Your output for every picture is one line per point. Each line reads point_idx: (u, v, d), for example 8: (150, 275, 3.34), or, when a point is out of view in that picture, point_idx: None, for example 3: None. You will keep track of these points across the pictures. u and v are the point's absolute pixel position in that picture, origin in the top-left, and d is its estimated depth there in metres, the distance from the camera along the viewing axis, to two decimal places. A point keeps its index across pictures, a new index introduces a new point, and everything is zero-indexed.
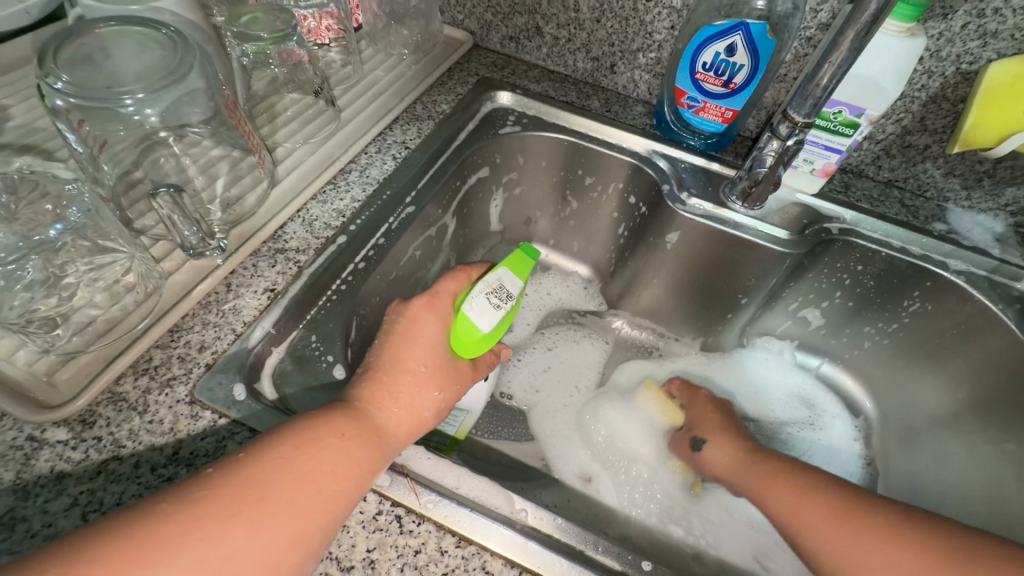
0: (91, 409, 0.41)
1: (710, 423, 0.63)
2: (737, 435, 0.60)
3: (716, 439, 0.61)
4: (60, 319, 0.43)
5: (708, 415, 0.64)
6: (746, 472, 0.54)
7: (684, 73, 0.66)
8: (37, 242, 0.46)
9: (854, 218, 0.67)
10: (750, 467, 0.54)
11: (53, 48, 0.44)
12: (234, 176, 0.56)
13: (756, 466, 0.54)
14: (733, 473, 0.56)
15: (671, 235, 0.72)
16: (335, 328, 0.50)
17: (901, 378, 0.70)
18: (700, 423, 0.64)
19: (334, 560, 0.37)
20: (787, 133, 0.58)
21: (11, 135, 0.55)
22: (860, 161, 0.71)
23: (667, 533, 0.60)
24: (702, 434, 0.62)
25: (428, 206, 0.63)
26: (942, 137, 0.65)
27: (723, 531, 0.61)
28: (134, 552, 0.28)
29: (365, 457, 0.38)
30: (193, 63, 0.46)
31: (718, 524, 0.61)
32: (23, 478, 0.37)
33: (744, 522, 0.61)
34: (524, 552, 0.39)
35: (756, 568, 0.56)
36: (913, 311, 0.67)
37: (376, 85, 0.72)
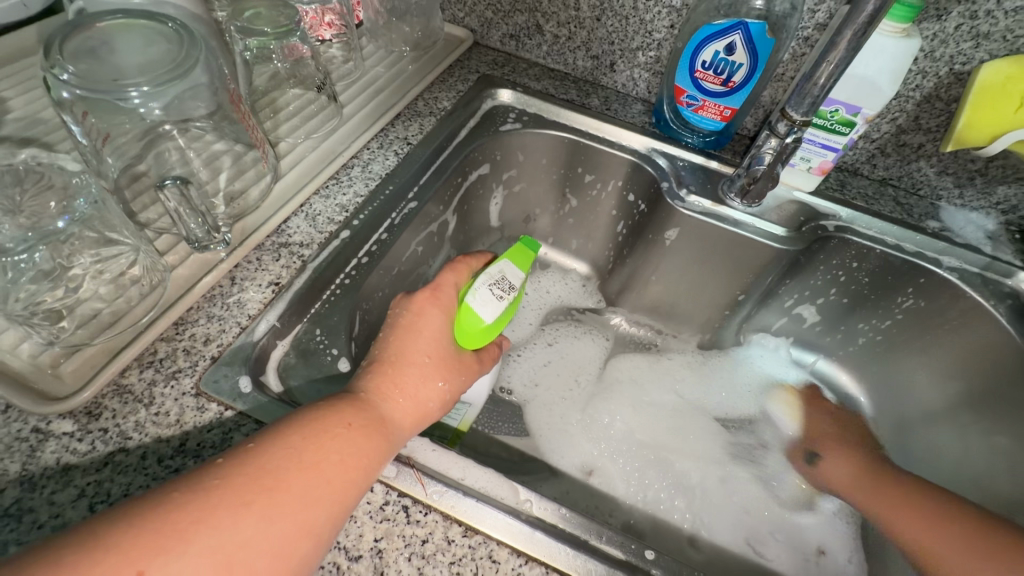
0: (97, 401, 0.41)
1: (826, 442, 0.71)
2: (855, 452, 0.68)
3: (831, 455, 0.69)
4: (65, 312, 0.43)
5: (825, 432, 0.72)
6: (856, 482, 0.63)
7: (683, 71, 0.66)
8: (45, 233, 0.44)
9: (850, 216, 0.68)
10: (862, 477, 0.62)
11: (59, 40, 0.44)
12: (237, 170, 0.56)
13: (866, 480, 0.62)
14: (845, 484, 0.64)
15: (670, 232, 0.73)
16: (338, 322, 0.50)
17: (895, 373, 0.71)
18: (822, 441, 0.71)
19: (341, 549, 0.38)
20: (785, 131, 0.59)
21: (11, 128, 0.55)
22: (855, 160, 0.72)
23: (668, 518, 0.63)
24: (820, 449, 0.70)
25: (430, 202, 0.63)
26: (936, 136, 0.66)
27: (720, 514, 0.64)
28: (148, 539, 0.29)
29: (372, 448, 0.38)
30: (198, 58, 0.46)
31: (718, 509, 0.64)
32: (29, 470, 0.37)
33: (739, 507, 0.65)
34: (530, 541, 0.39)
35: (747, 552, 0.61)
36: (907, 307, 0.68)
37: (378, 82, 0.72)
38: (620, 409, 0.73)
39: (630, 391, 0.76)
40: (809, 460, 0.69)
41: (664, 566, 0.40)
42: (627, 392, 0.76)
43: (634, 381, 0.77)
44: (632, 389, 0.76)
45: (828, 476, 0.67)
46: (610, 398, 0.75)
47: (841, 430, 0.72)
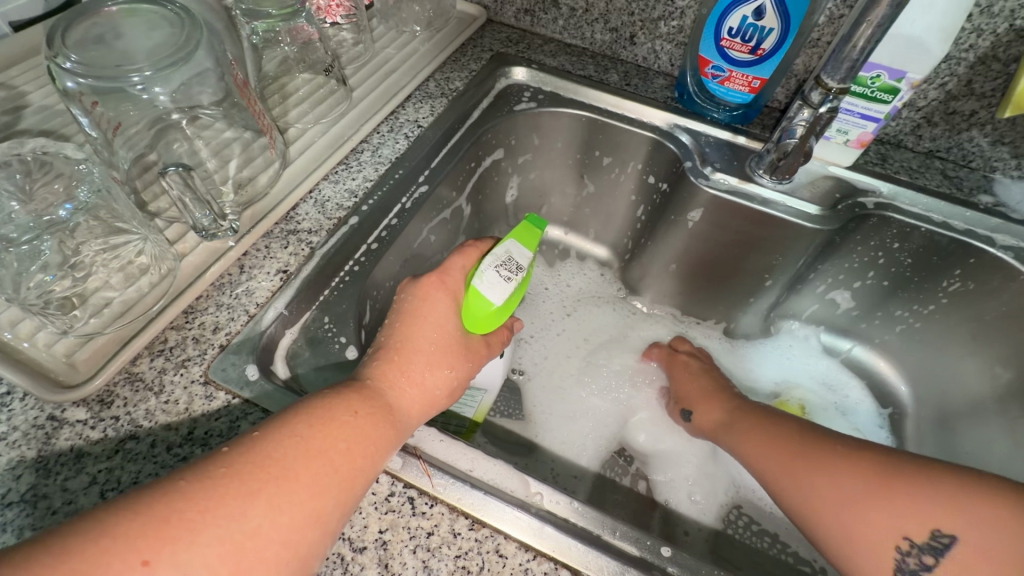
0: (108, 389, 0.41)
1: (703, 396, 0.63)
2: (751, 412, 0.57)
3: (703, 406, 0.62)
4: (76, 300, 0.43)
5: (689, 382, 0.66)
6: (732, 434, 0.56)
7: (708, 40, 0.62)
8: (48, 222, 0.46)
9: (892, 192, 0.63)
10: (787, 450, 0.48)
11: (62, 29, 0.44)
12: (247, 158, 0.55)
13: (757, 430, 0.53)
14: (719, 434, 0.58)
15: (693, 213, 0.69)
16: (347, 309, 0.49)
17: (940, 360, 0.66)
18: (684, 393, 0.66)
19: (346, 540, 0.37)
20: (819, 100, 0.54)
21: (31, 121, 0.56)
22: (899, 131, 0.66)
23: (632, 486, 0.63)
24: (690, 404, 0.64)
25: (442, 185, 0.61)
26: (991, 102, 0.60)
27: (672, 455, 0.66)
28: (157, 527, 0.29)
29: (379, 436, 0.37)
30: (200, 40, 0.45)
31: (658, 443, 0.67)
32: (45, 456, 0.38)
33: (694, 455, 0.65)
34: (540, 536, 0.38)
35: (687, 502, 0.61)
36: (952, 291, 0.63)
37: (389, 63, 0.70)
38: (639, 405, 0.71)
39: (644, 371, 0.74)
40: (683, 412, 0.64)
41: (681, 564, 0.38)
42: (642, 375, 0.73)
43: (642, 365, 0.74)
44: (649, 376, 0.73)
45: (705, 423, 0.61)
46: (631, 393, 0.72)
47: (704, 378, 0.65)
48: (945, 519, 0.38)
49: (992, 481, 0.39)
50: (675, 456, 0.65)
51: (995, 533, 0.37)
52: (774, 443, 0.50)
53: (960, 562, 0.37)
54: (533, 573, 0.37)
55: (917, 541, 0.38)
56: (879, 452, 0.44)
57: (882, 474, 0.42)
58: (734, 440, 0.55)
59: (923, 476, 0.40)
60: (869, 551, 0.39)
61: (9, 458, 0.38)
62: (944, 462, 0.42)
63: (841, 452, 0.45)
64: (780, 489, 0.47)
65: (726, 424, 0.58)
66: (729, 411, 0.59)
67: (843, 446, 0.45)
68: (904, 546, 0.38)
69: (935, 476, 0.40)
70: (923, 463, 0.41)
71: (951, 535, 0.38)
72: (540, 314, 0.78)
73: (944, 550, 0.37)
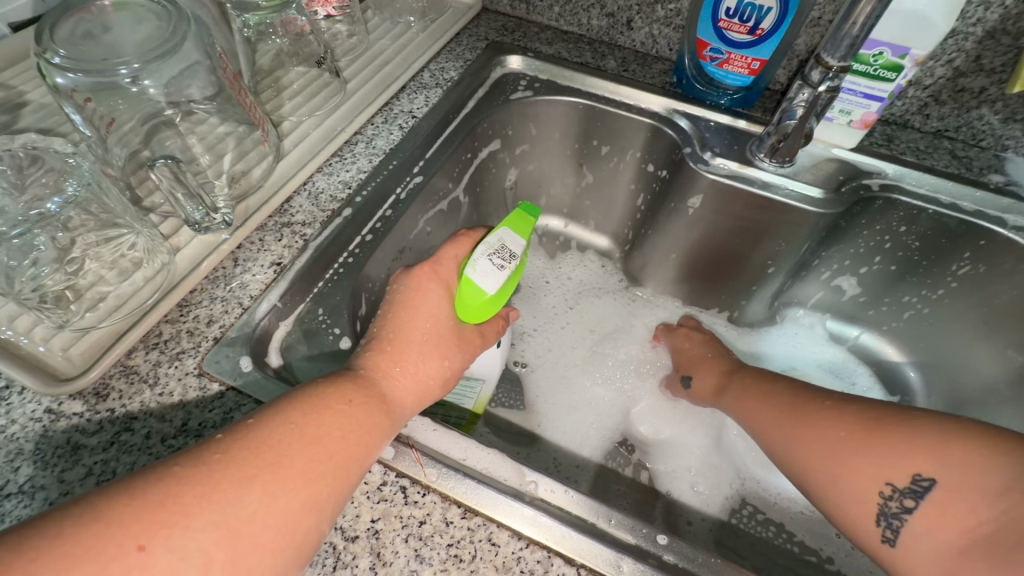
0: (104, 381, 0.42)
1: (703, 362, 0.64)
2: (748, 376, 0.57)
3: (702, 370, 0.63)
4: (72, 295, 0.44)
5: (688, 351, 0.67)
6: (730, 394, 0.57)
7: (706, 22, 0.61)
8: (37, 217, 0.44)
9: (898, 173, 0.61)
10: (776, 406, 0.49)
11: (50, 25, 0.44)
12: (240, 152, 0.55)
13: (753, 390, 0.54)
14: (718, 397, 0.59)
15: (693, 200, 0.67)
16: (341, 300, 0.49)
17: (951, 345, 0.65)
18: (685, 362, 0.67)
19: (338, 529, 0.37)
20: (819, 79, 0.53)
21: (28, 120, 0.56)
22: (905, 110, 0.65)
23: (635, 478, 0.62)
24: (689, 370, 0.65)
25: (437, 176, 0.61)
26: (1001, 78, 0.58)
27: (675, 449, 0.65)
28: (153, 513, 0.28)
29: (372, 424, 0.37)
30: (187, 32, 0.46)
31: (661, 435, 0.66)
32: (43, 448, 0.38)
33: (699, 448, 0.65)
34: (535, 525, 0.37)
35: (689, 493, 0.60)
36: (962, 275, 0.61)
37: (383, 54, 0.70)
38: (642, 397, 0.70)
39: (647, 362, 0.73)
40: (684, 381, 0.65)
41: (678, 551, 0.37)
42: (648, 366, 0.72)
43: (650, 350, 0.74)
44: (657, 365, 0.72)
45: (704, 387, 0.62)
46: (633, 385, 0.71)
47: (704, 346, 0.66)
48: (924, 462, 0.37)
49: (982, 428, 0.37)
50: (673, 447, 0.65)
51: (976, 474, 0.35)
52: (766, 403, 0.51)
53: (941, 503, 0.36)
54: (526, 561, 0.36)
55: (899, 485, 0.38)
56: (867, 405, 0.43)
57: (866, 423, 0.42)
58: (734, 402, 0.56)
59: (906, 423, 0.40)
60: (853, 497, 0.40)
61: (8, 451, 0.38)
62: (936, 412, 0.40)
63: (830, 406, 0.45)
64: (771, 444, 0.48)
65: (725, 386, 0.59)
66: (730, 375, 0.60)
67: (831, 400, 0.46)
68: (886, 490, 0.38)
69: (918, 422, 0.39)
70: (910, 412, 0.41)
71: (931, 478, 0.37)
72: (543, 306, 0.78)
73: (924, 493, 0.37)
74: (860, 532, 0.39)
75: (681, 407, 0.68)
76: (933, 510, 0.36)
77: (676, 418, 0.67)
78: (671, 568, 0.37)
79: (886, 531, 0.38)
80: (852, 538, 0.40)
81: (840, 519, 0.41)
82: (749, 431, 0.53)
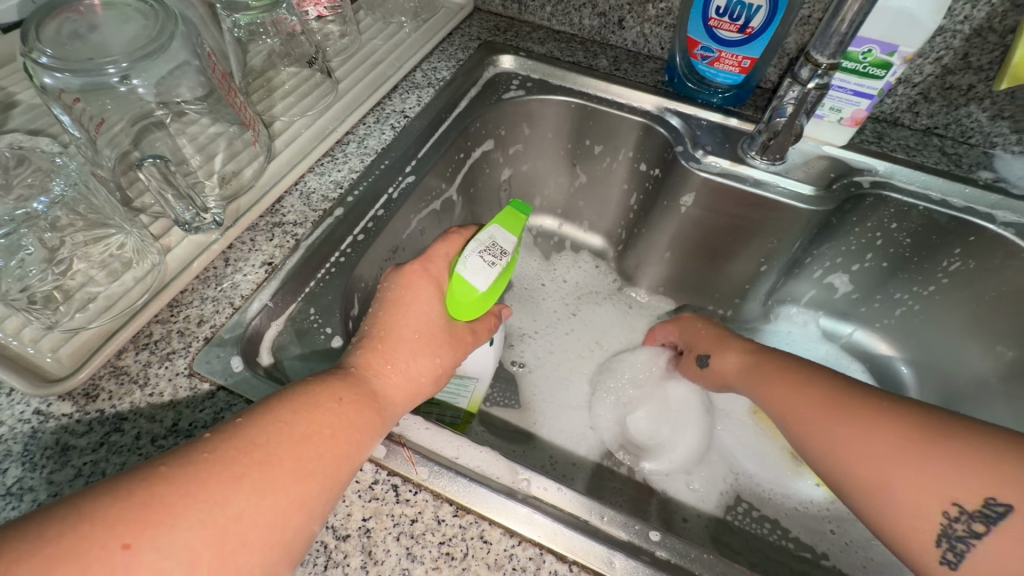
0: (94, 382, 0.41)
1: (717, 347, 0.57)
2: (770, 356, 0.51)
3: (719, 354, 0.57)
4: (60, 296, 0.43)
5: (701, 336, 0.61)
6: (750, 381, 0.51)
7: (696, 21, 0.61)
8: (22, 216, 0.43)
9: (888, 170, 0.61)
10: (811, 400, 0.44)
11: (36, 25, 0.44)
12: (231, 153, 0.55)
13: (778, 377, 0.48)
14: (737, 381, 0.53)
15: (686, 198, 0.68)
16: (333, 300, 0.49)
17: (943, 341, 0.65)
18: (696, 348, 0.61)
19: (330, 528, 0.37)
20: (808, 77, 0.53)
21: (17, 122, 0.56)
22: (895, 108, 0.65)
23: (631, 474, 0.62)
24: (703, 357, 0.59)
25: (429, 175, 0.61)
26: (988, 75, 0.59)
27: (672, 451, 0.63)
28: (140, 509, 0.28)
29: (363, 422, 0.37)
30: (174, 32, 0.45)
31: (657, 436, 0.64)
32: (30, 450, 0.38)
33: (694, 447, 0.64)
34: (527, 523, 0.37)
35: (684, 490, 0.60)
36: (952, 271, 0.62)
37: (375, 55, 0.70)
38: (637, 398, 0.67)
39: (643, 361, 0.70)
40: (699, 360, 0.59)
41: (671, 548, 0.37)
42: (646, 367, 0.69)
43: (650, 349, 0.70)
44: (653, 363, 0.69)
45: (721, 371, 0.56)
46: (629, 386, 0.69)
47: (717, 330, 0.60)
48: (1000, 485, 0.34)
49: None
50: (670, 448, 0.63)
51: None
52: (794, 394, 0.45)
53: (1017, 531, 0.33)
54: (517, 558, 0.36)
55: (969, 507, 0.34)
56: (922, 409, 0.39)
57: (926, 432, 0.37)
58: (754, 390, 0.50)
59: (973, 437, 0.36)
60: (907, 512, 0.36)
61: None
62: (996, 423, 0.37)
63: (882, 407, 0.40)
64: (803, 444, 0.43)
65: (746, 372, 0.52)
66: (745, 358, 0.53)
67: (880, 399, 0.41)
68: (952, 511, 0.35)
69: (990, 438, 0.36)
70: (973, 423, 0.37)
71: (1006, 503, 0.34)
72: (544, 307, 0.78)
73: (998, 518, 0.34)
74: (913, 551, 0.36)
75: (681, 412, 0.66)
76: (1007, 536, 0.34)
77: (675, 421, 0.65)
78: (663, 564, 0.37)
79: (948, 553, 0.35)
80: (895, 551, 0.38)
81: (885, 532, 0.38)
82: (772, 418, 0.47)
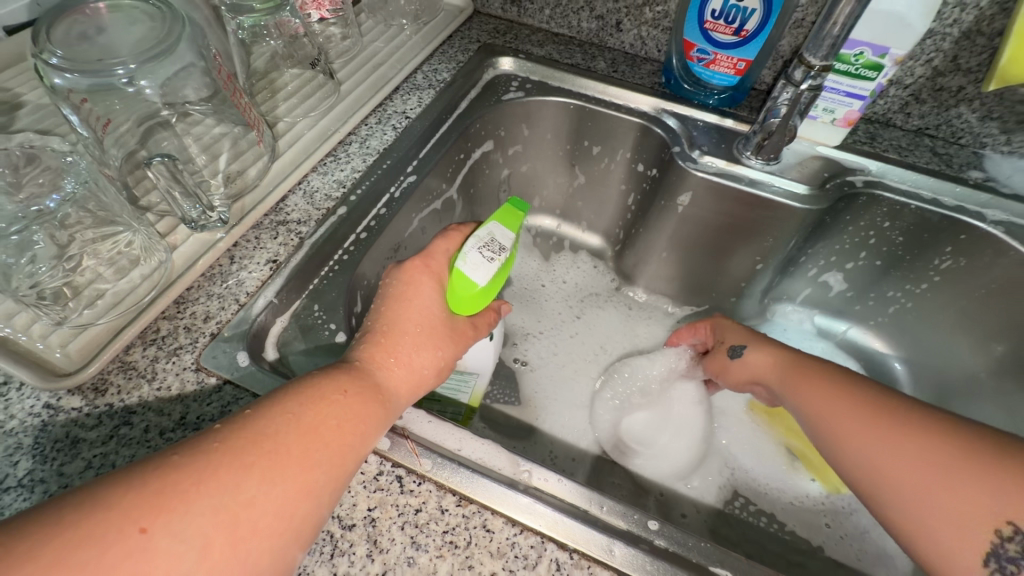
0: (103, 376, 0.42)
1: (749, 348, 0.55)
2: (809, 360, 0.49)
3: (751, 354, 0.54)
4: (70, 292, 0.44)
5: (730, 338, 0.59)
6: (787, 384, 0.48)
7: (692, 24, 0.63)
8: (36, 213, 0.45)
9: (881, 170, 0.63)
10: (855, 406, 0.41)
11: (46, 26, 0.45)
12: (236, 153, 0.56)
13: (819, 380, 0.45)
14: (772, 382, 0.50)
15: (683, 197, 0.69)
16: (336, 297, 0.50)
17: (935, 337, 0.66)
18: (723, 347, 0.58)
19: (336, 518, 0.38)
20: (801, 78, 0.54)
21: (24, 122, 0.56)
22: (887, 109, 0.66)
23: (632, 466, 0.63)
24: (733, 354, 0.56)
25: (430, 175, 0.61)
26: (978, 76, 0.60)
27: (673, 453, 0.62)
28: (154, 495, 0.29)
29: (368, 414, 0.38)
30: (181, 34, 0.46)
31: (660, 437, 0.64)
32: (41, 443, 0.39)
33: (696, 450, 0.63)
34: (529, 512, 0.38)
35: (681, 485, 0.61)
36: (944, 269, 0.63)
37: (376, 57, 0.71)
38: (641, 399, 0.67)
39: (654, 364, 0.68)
40: (728, 351, 0.56)
41: (669, 537, 0.38)
42: (658, 369, 0.68)
43: (665, 353, 0.68)
44: (666, 367, 0.67)
45: (754, 372, 0.53)
46: (634, 387, 0.68)
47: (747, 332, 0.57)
48: None
49: None
50: (663, 450, 0.63)
51: None
52: (836, 398, 0.43)
53: None
54: (519, 547, 0.37)
55: None
56: (980, 426, 0.36)
57: (985, 448, 0.34)
58: (791, 393, 0.47)
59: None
60: (950, 523, 0.33)
61: (7, 446, 0.39)
62: None
63: (934, 419, 0.38)
64: (842, 452, 0.41)
65: (782, 375, 0.50)
66: (781, 360, 0.51)
67: (934, 412, 0.38)
68: (1006, 530, 0.32)
69: None
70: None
71: None
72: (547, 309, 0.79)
73: None
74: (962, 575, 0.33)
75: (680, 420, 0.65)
76: None
77: (674, 425, 0.64)
78: (662, 553, 0.37)
79: None
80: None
81: (928, 554, 0.34)
82: (806, 423, 0.45)
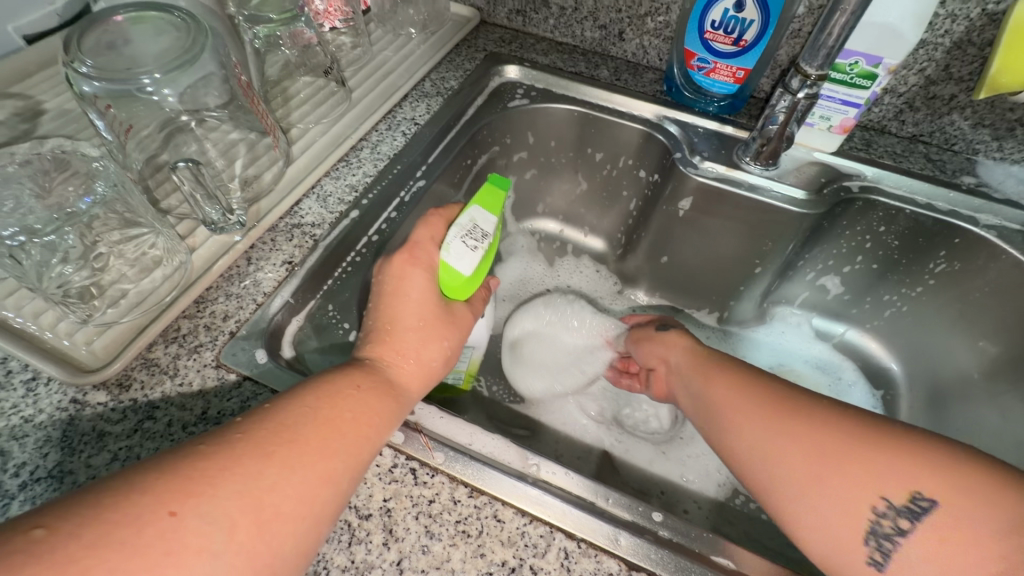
0: (127, 372, 0.44)
1: (673, 346, 0.59)
2: (718, 356, 0.53)
3: (671, 343, 0.60)
4: (95, 291, 0.46)
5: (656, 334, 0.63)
6: (695, 375, 0.53)
7: (693, 34, 0.64)
8: (69, 214, 0.48)
9: (876, 175, 0.64)
10: (751, 393, 0.45)
11: (76, 37, 0.47)
12: (252, 157, 0.58)
13: (722, 374, 0.49)
14: (683, 372, 0.55)
15: (684, 202, 0.70)
16: (350, 297, 0.53)
17: (930, 339, 0.68)
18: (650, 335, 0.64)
19: (353, 508, 0.39)
20: (798, 87, 0.56)
21: (49, 127, 0.58)
22: (882, 117, 0.68)
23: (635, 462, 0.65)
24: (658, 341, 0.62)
25: (438, 180, 0.63)
26: (970, 85, 0.62)
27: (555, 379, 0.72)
28: (183, 481, 0.30)
29: (382, 407, 0.40)
30: (205, 44, 0.48)
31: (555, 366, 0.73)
32: (68, 436, 0.40)
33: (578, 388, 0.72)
34: (537, 504, 0.40)
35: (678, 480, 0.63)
36: (938, 272, 0.65)
37: (386, 65, 0.73)
38: (563, 339, 0.76)
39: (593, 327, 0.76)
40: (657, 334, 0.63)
41: (673, 528, 0.40)
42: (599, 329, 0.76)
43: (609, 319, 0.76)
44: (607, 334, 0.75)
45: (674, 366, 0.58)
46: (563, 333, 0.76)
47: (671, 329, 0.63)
48: (928, 482, 0.34)
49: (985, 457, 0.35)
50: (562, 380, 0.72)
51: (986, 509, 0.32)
52: (734, 390, 0.47)
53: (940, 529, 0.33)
54: (529, 536, 0.39)
55: (895, 502, 0.35)
56: (855, 410, 0.40)
57: (859, 429, 0.38)
58: (700, 384, 0.51)
59: (902, 437, 0.37)
60: (837, 512, 0.36)
61: (37, 438, 0.40)
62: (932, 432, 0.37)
63: (816, 404, 0.41)
64: (733, 437, 0.44)
65: (694, 367, 0.54)
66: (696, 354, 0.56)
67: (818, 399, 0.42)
68: (881, 507, 0.35)
69: (917, 439, 0.36)
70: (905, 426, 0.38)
71: (931, 499, 0.34)
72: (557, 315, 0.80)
73: (923, 514, 0.34)
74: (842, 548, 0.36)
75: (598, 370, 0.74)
76: (934, 536, 0.33)
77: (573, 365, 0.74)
78: (666, 543, 0.39)
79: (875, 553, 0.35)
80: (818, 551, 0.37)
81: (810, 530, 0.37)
82: (707, 411, 0.49)
